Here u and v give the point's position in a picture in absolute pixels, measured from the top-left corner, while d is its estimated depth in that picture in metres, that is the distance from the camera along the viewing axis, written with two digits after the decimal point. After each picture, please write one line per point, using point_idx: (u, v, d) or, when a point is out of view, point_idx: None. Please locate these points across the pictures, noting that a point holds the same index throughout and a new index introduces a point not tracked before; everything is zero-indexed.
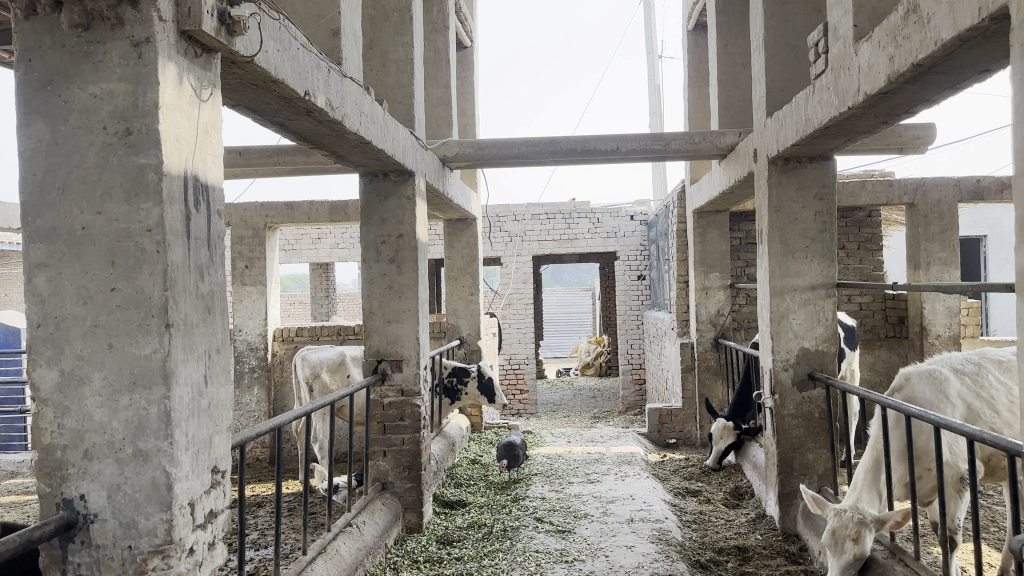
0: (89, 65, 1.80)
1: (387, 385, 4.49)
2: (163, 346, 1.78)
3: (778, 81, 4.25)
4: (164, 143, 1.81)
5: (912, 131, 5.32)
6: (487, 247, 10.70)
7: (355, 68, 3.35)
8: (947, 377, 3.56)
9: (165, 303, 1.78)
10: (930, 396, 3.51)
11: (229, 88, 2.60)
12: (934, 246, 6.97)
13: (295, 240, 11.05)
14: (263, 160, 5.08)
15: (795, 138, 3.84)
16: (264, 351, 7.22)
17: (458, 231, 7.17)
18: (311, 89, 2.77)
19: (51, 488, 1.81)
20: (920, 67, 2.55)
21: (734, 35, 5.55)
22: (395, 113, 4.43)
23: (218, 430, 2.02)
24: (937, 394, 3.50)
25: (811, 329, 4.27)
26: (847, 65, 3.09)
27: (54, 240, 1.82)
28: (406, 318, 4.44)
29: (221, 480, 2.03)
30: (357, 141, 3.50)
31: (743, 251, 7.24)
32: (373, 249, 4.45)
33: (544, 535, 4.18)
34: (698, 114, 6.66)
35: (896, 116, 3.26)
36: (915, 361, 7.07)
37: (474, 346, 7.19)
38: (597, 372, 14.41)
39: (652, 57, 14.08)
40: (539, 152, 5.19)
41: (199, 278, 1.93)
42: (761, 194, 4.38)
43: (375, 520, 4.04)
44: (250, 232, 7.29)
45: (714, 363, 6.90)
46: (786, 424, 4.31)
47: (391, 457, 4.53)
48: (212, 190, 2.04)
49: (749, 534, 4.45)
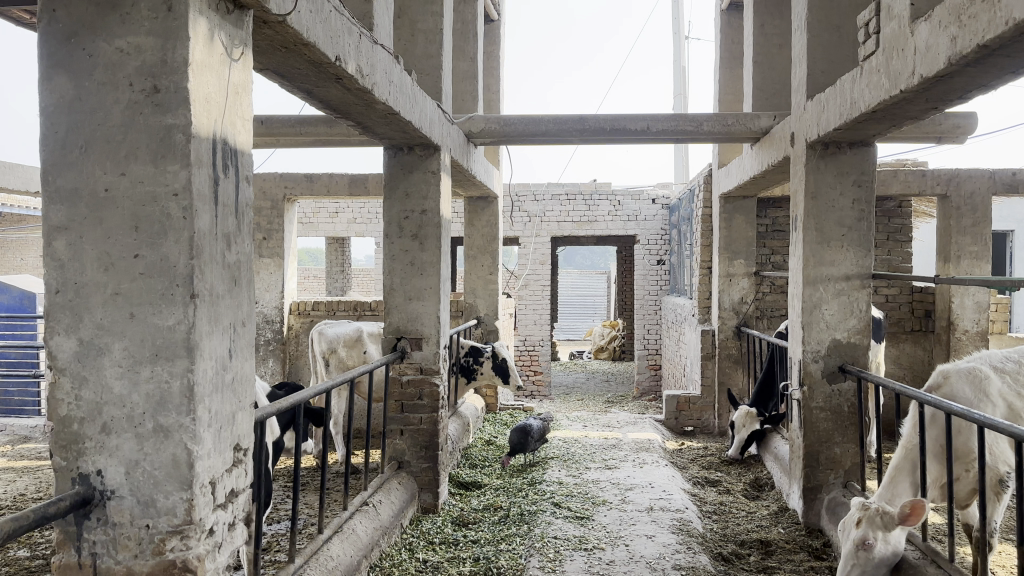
0: (116, 17, 1.70)
1: (406, 363, 4.40)
2: (187, 317, 1.70)
3: (821, 62, 4.11)
4: (193, 103, 1.71)
5: (953, 119, 5.16)
6: (505, 226, 10.60)
7: (386, 36, 3.24)
8: (988, 375, 3.44)
9: (191, 272, 1.70)
10: (969, 394, 3.39)
11: (259, 51, 2.50)
12: (967, 239, 6.81)
13: (312, 214, 10.98)
14: (287, 130, 4.99)
15: (837, 122, 3.72)
16: (279, 324, 7.16)
17: (479, 209, 7.06)
18: (343, 54, 2.67)
19: (66, 462, 1.72)
20: (985, 48, 2.42)
21: (772, 14, 5.38)
22: (424, 85, 4.32)
23: (241, 407, 1.93)
24: (978, 392, 3.39)
25: (844, 321, 4.16)
26: (902, 46, 2.96)
27: (76, 201, 1.72)
28: (428, 296, 4.35)
29: (243, 458, 1.94)
30: (385, 112, 3.40)
31: (770, 238, 7.10)
32: (395, 225, 4.35)
33: (562, 521, 4.10)
34: (729, 97, 6.51)
35: (949, 101, 3.13)
36: (941, 356, 6.94)
37: (491, 326, 7.10)
38: (611, 356, 14.33)
39: (677, 38, 13.85)
40: (567, 130, 5.06)
41: (227, 247, 1.84)
42: (797, 179, 4.25)
43: (391, 500, 3.97)
44: (269, 203, 7.22)
45: (735, 352, 6.78)
46: (814, 416, 4.21)
47: (408, 436, 4.46)
48: (242, 155, 1.94)
49: (772, 527, 4.36)
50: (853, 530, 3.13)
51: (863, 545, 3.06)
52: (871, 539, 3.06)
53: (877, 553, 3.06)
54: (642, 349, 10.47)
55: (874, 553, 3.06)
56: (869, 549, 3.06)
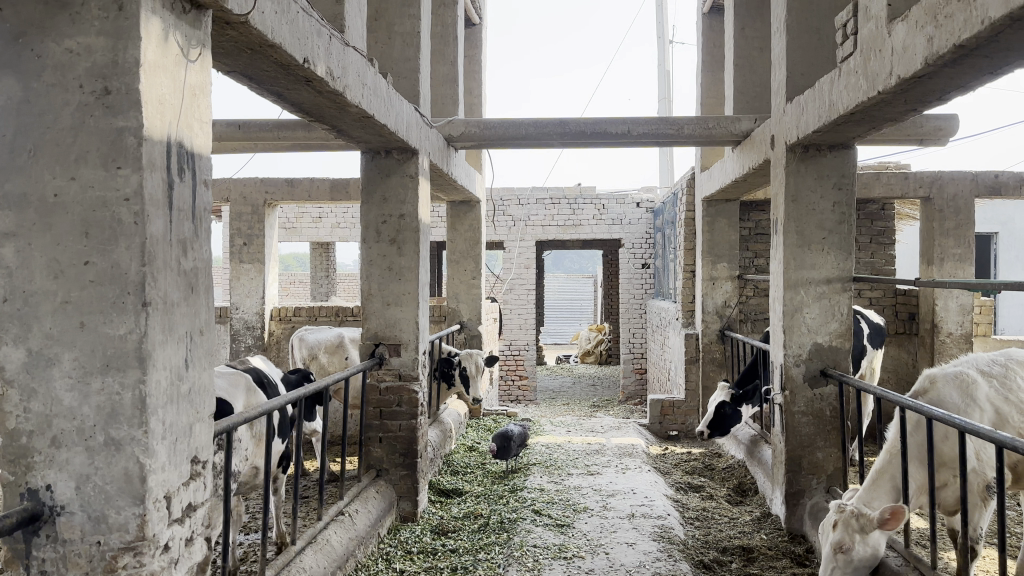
0: (65, 17, 1.64)
1: (384, 369, 4.35)
2: (139, 326, 1.64)
3: (800, 64, 4.08)
4: (145, 105, 1.65)
5: (934, 122, 5.15)
6: (490, 230, 10.55)
7: (359, 38, 3.18)
8: (975, 380, 3.43)
9: (143, 279, 1.64)
10: (957, 400, 3.37)
11: (224, 53, 2.45)
12: (949, 242, 6.81)
13: (295, 219, 10.90)
14: (264, 134, 4.93)
15: (816, 125, 3.69)
16: (260, 330, 7.09)
17: (461, 213, 7.02)
18: (311, 56, 2.62)
19: (14, 477, 1.66)
20: (962, 48, 2.40)
21: (752, 18, 5.36)
22: (400, 89, 4.27)
23: (199, 418, 1.88)
24: (964, 397, 3.37)
25: (825, 324, 4.14)
26: (879, 47, 2.94)
27: (24, 207, 1.66)
28: (406, 302, 4.29)
29: (201, 471, 1.89)
30: (359, 115, 3.34)
31: (753, 241, 7.08)
32: (373, 229, 4.30)
33: (543, 529, 4.05)
34: (711, 100, 6.49)
35: (927, 103, 3.11)
36: (924, 359, 6.93)
37: (474, 331, 7.04)
38: (597, 360, 14.32)
39: (662, 41, 13.85)
40: (547, 134, 5.02)
41: (182, 253, 1.78)
42: (777, 183, 4.22)
43: (368, 509, 3.91)
44: (249, 208, 7.15)
45: (719, 355, 6.75)
46: (796, 421, 4.18)
47: (387, 443, 4.40)
48: (199, 159, 1.89)
49: (754, 533, 4.32)
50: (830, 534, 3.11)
51: (841, 549, 3.06)
52: (848, 543, 3.05)
53: (855, 557, 3.05)
54: (627, 353, 10.44)
55: (851, 556, 3.05)
56: (847, 553, 3.05)
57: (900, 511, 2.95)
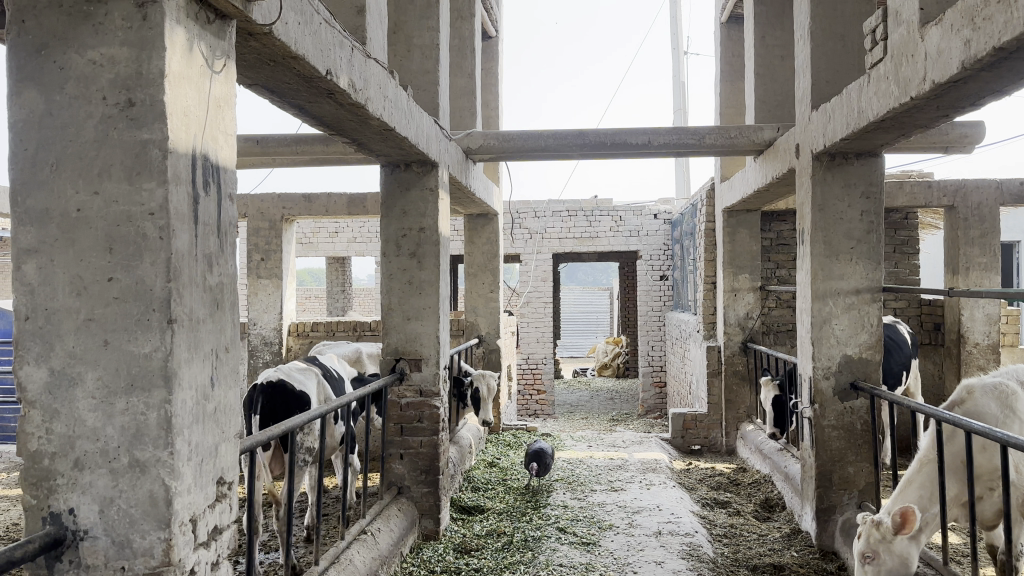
0: (88, 28, 1.61)
1: (405, 385, 4.29)
2: (165, 344, 1.59)
3: (825, 71, 4.02)
4: (170, 117, 1.61)
5: (960, 129, 5.07)
6: (507, 243, 10.51)
7: (380, 50, 3.15)
8: (1015, 391, 3.32)
9: (168, 295, 1.59)
10: (997, 412, 3.28)
11: (246, 65, 2.41)
12: (975, 251, 6.69)
13: (312, 234, 10.91)
14: (283, 149, 4.90)
15: (844, 132, 3.62)
16: (278, 346, 7.05)
17: (478, 227, 6.97)
18: (333, 68, 2.57)
19: (37, 500, 1.61)
20: (1001, 51, 2.33)
21: (773, 26, 5.31)
22: (420, 102, 4.24)
23: (225, 438, 1.82)
24: (1004, 410, 3.27)
25: (855, 336, 4.05)
26: (911, 52, 2.87)
27: (47, 222, 1.62)
28: (427, 316, 4.24)
29: (227, 492, 1.83)
30: (380, 128, 3.30)
31: (774, 252, 6.99)
32: (393, 243, 4.26)
33: (568, 547, 3.98)
34: (730, 110, 6.43)
35: (961, 108, 3.03)
36: (951, 371, 6.80)
37: (493, 345, 6.98)
38: (615, 373, 14.21)
39: (676, 54, 13.81)
40: (566, 145, 4.97)
41: (208, 268, 1.74)
42: (803, 192, 4.15)
43: (390, 527, 3.84)
44: (267, 224, 7.14)
45: (742, 368, 6.64)
46: (826, 435, 4.09)
47: (409, 460, 4.34)
48: (225, 171, 1.84)
49: (784, 550, 4.21)
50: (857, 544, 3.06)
51: (865, 559, 3.00)
52: (870, 552, 2.99)
53: (883, 567, 2.98)
54: (646, 366, 10.33)
55: (876, 568, 2.98)
56: (872, 563, 2.99)
57: (911, 513, 2.93)
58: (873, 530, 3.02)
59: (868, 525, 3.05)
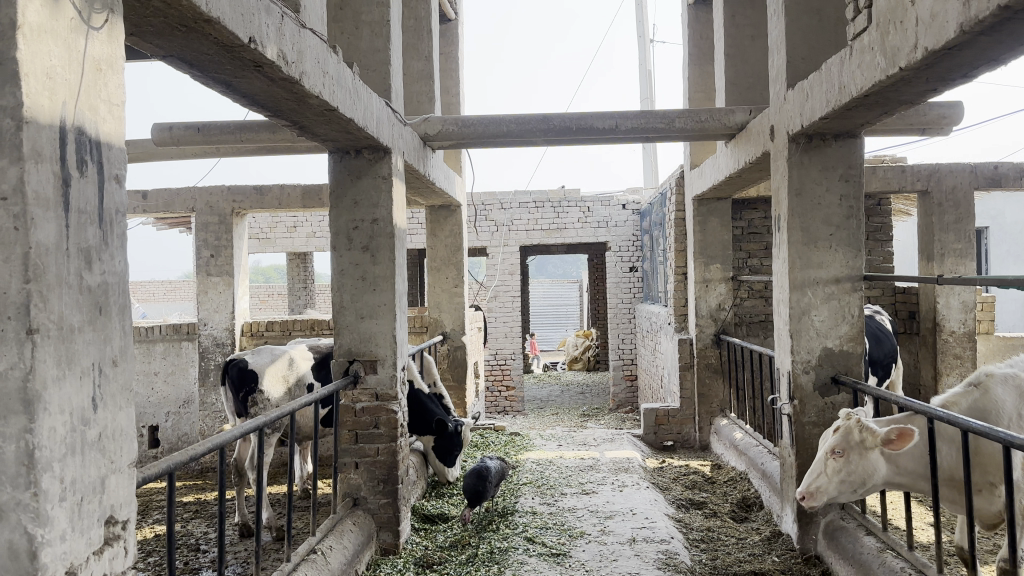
0: None
1: (360, 389, 4.00)
2: (24, 360, 1.29)
3: (801, 48, 3.78)
4: (26, 79, 1.29)
5: (938, 110, 4.86)
6: (472, 236, 10.21)
7: (319, 21, 2.84)
8: None
9: (27, 300, 1.29)
10: (1008, 402, 3.06)
11: (151, 32, 2.09)
12: (949, 237, 6.56)
13: (269, 228, 10.52)
14: (223, 137, 4.55)
15: (824, 110, 3.38)
16: (230, 347, 6.69)
17: (441, 219, 6.68)
18: (258, 35, 2.25)
19: None
20: (1006, 10, 2.08)
21: (743, 5, 5.07)
22: (370, 83, 3.93)
23: (114, 469, 1.51)
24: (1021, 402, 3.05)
25: (835, 328, 3.82)
26: (900, 20, 2.63)
27: None
28: (382, 314, 3.95)
29: (119, 534, 1.52)
30: (322, 108, 2.99)
31: (746, 241, 6.79)
32: (344, 236, 3.95)
33: (536, 560, 3.70)
34: (699, 95, 6.19)
35: (951, 81, 2.80)
36: (927, 360, 6.65)
37: (458, 342, 6.68)
38: (585, 367, 14.04)
39: (642, 40, 13.59)
40: (530, 130, 4.67)
41: (85, 265, 1.43)
42: (779, 176, 3.92)
43: (342, 544, 3.54)
44: (216, 218, 6.78)
45: (714, 361, 6.42)
46: (806, 433, 3.87)
47: (364, 469, 4.02)
48: (110, 149, 1.53)
49: (765, 556, 3.96)
50: (832, 436, 3.20)
51: (835, 455, 3.16)
52: (842, 450, 3.15)
53: (849, 464, 3.14)
54: (617, 359, 10.13)
55: (842, 465, 3.15)
56: (839, 460, 3.16)
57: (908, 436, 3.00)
58: (855, 432, 3.15)
59: (852, 424, 3.17)
